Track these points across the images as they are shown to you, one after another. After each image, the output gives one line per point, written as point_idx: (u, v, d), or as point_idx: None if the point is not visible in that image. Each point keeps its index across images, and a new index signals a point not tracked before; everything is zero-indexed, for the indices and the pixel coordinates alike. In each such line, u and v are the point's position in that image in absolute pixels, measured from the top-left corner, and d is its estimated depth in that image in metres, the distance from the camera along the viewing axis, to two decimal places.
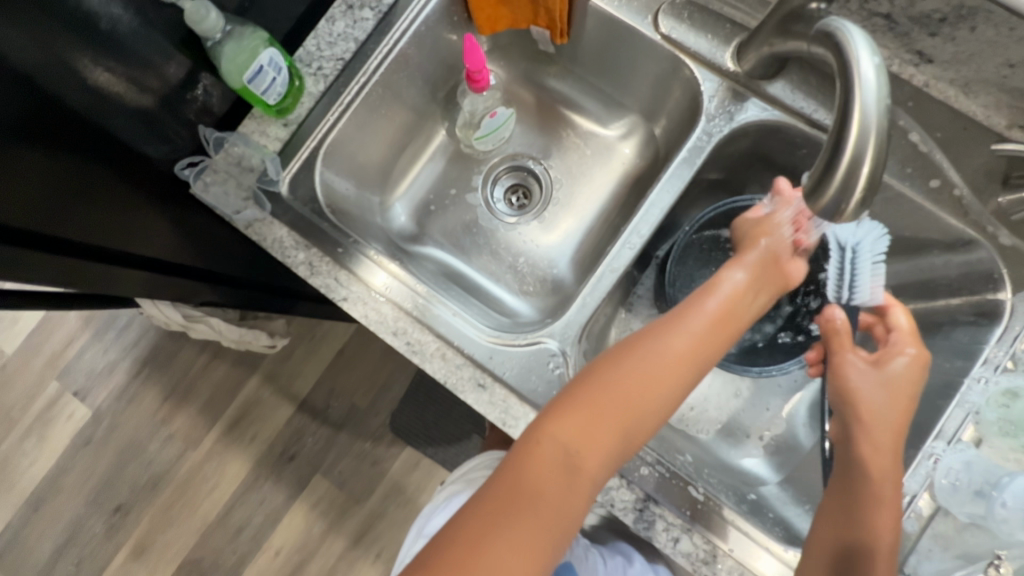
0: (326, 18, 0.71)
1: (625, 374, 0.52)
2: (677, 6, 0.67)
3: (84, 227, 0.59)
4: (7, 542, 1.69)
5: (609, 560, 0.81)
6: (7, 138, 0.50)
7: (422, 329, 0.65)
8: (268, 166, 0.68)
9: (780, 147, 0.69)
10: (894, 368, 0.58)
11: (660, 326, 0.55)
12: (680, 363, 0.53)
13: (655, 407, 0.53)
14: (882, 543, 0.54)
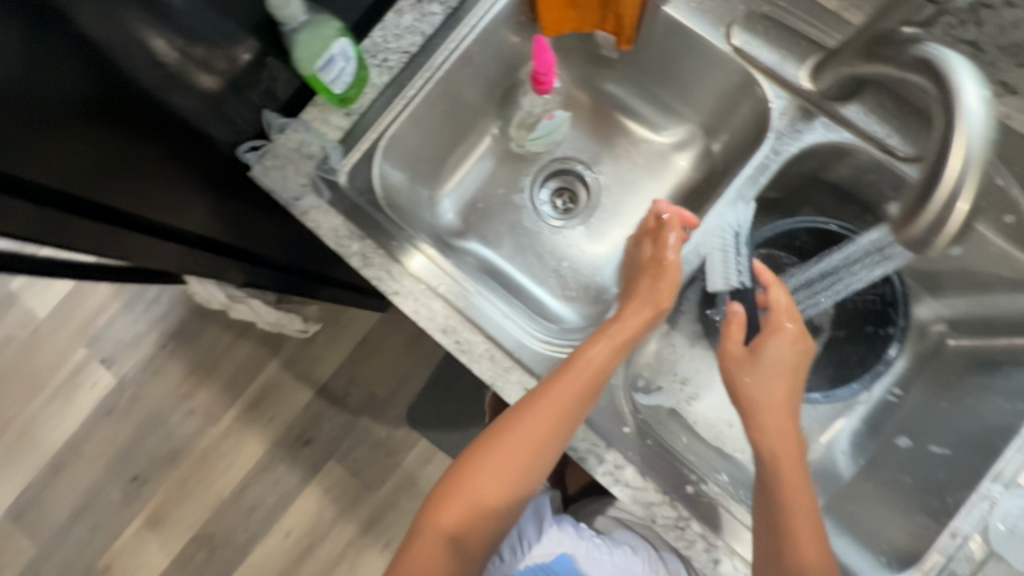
0: (394, 10, 0.71)
1: (504, 445, 0.61)
2: (753, 20, 0.66)
3: (112, 194, 0.58)
4: (28, 501, 1.72)
5: (615, 551, 0.85)
6: (68, 114, 0.50)
7: (471, 329, 0.65)
8: (331, 155, 0.69)
9: (846, 171, 0.67)
10: (772, 350, 0.60)
11: (528, 403, 0.60)
12: (549, 431, 0.59)
13: (539, 459, 0.61)
14: (800, 526, 0.54)
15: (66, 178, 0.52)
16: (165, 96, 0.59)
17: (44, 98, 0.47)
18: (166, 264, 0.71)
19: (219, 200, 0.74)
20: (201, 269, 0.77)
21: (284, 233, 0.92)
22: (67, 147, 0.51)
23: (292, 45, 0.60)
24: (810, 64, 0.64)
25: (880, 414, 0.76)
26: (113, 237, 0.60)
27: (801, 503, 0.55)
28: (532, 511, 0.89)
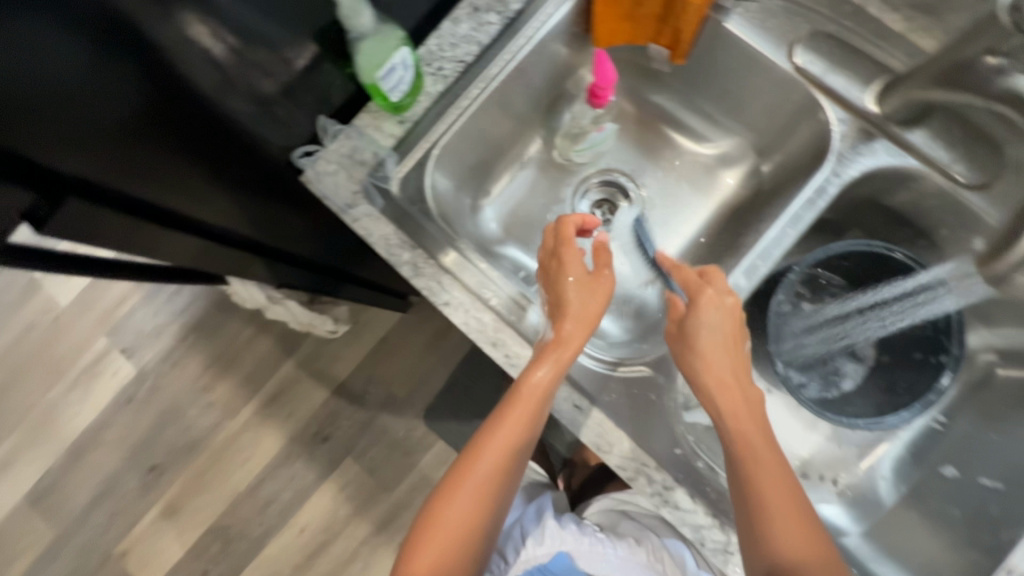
0: (450, 18, 0.70)
1: (468, 489, 0.61)
2: (817, 40, 0.65)
3: (146, 189, 0.56)
4: (45, 488, 1.72)
5: (617, 545, 0.87)
6: (106, 110, 0.47)
7: (521, 343, 0.65)
8: (386, 162, 0.69)
9: (903, 196, 0.67)
10: (706, 327, 0.60)
11: (484, 439, 0.62)
12: (507, 455, 0.62)
13: (502, 487, 0.63)
14: (772, 497, 0.54)
15: (103, 170, 0.50)
16: (218, 100, 0.58)
17: (87, 94, 0.45)
18: (183, 257, 0.68)
19: (253, 202, 0.73)
20: (221, 264, 0.76)
21: (318, 232, 0.92)
22: (106, 140, 0.49)
23: (358, 55, 0.59)
24: (878, 87, 0.63)
25: (924, 442, 0.75)
26: (145, 232, 0.59)
27: (767, 479, 0.55)
28: (534, 511, 0.94)
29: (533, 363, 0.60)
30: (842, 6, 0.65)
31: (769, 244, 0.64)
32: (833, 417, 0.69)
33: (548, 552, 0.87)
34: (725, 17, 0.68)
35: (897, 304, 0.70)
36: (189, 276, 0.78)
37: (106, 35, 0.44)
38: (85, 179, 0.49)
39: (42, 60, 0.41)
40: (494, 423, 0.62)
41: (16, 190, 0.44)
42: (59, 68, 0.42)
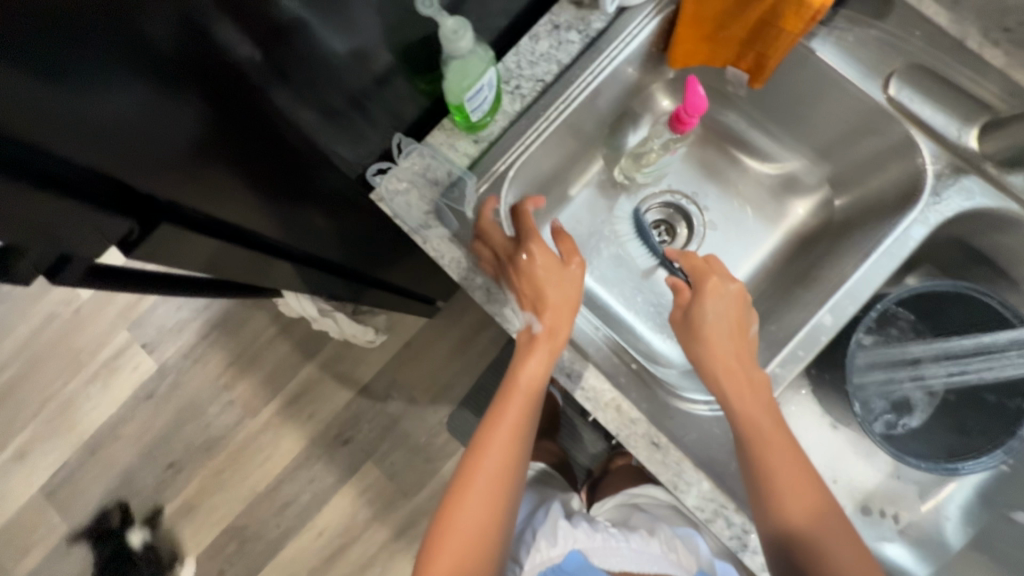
0: (529, 35, 0.68)
1: (478, 483, 0.62)
2: (913, 72, 0.63)
3: (216, 204, 0.53)
4: (60, 479, 1.54)
5: (631, 538, 0.79)
6: (171, 112, 0.42)
7: (599, 376, 0.63)
8: (461, 182, 0.66)
9: (990, 236, 0.65)
10: (710, 311, 0.64)
11: (486, 432, 0.65)
12: (512, 442, 0.64)
13: (512, 479, 0.64)
14: (773, 464, 0.57)
15: (173, 188, 0.47)
16: (293, 114, 0.55)
17: (153, 95, 0.40)
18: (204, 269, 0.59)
19: (305, 215, 0.69)
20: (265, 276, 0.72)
21: (366, 244, 0.88)
22: (178, 157, 0.46)
23: (444, 72, 0.57)
24: (978, 127, 0.62)
25: (994, 484, 0.74)
26: (202, 248, 0.55)
27: (774, 448, 0.58)
28: (543, 512, 0.86)
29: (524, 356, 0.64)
30: (943, 39, 0.63)
31: (857, 283, 0.63)
32: (913, 462, 0.66)
33: (560, 552, 0.78)
34: (816, 46, 0.66)
35: (984, 355, 0.68)
36: (235, 289, 0.72)
37: (186, 48, 0.40)
38: (155, 198, 0.46)
39: (111, 61, 0.36)
40: (496, 413, 0.65)
41: (113, 219, 0.43)
42: (138, 84, 0.39)
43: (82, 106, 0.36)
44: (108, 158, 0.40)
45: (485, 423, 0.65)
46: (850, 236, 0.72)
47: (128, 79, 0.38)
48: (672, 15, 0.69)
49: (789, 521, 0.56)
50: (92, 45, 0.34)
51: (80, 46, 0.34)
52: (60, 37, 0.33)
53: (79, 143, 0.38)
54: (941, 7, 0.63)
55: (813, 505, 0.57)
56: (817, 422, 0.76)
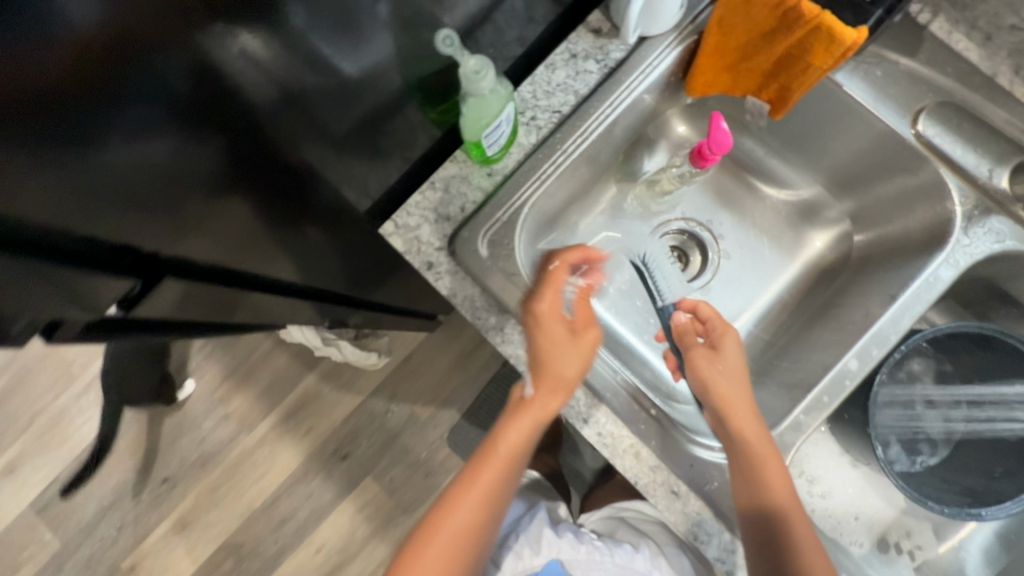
0: (546, 64, 0.66)
1: (443, 542, 0.57)
2: (944, 111, 0.62)
3: (215, 249, 0.51)
4: (50, 496, 1.46)
5: (616, 552, 0.79)
6: (182, 152, 0.40)
7: (617, 423, 0.61)
8: (473, 218, 0.65)
9: (1014, 276, 0.64)
10: (730, 351, 0.65)
11: (460, 486, 0.59)
12: (497, 488, 0.59)
13: (483, 535, 0.59)
14: (792, 521, 0.57)
15: (171, 244, 0.45)
16: (299, 146, 0.52)
17: (166, 138, 0.38)
18: (192, 317, 0.55)
19: (304, 234, 0.64)
20: (254, 312, 0.68)
21: (362, 268, 0.83)
22: (183, 202, 0.43)
23: (461, 107, 0.57)
24: (1009, 167, 0.60)
25: (1014, 526, 0.74)
26: (190, 294, 0.51)
27: (774, 463, 0.58)
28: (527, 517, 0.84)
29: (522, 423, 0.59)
30: (972, 77, 0.62)
31: (884, 326, 0.61)
32: (933, 506, 0.63)
33: (542, 561, 0.78)
34: (842, 80, 0.64)
35: (1014, 407, 0.68)
36: (232, 328, 0.68)
37: (201, 90, 0.38)
38: (157, 246, 0.44)
39: (126, 104, 0.34)
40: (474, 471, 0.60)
41: (116, 280, 0.42)
42: (145, 135, 0.36)
43: (92, 163, 0.34)
44: (108, 209, 0.38)
45: (460, 478, 0.60)
46: (865, 276, 0.70)
47: (141, 124, 0.36)
48: (695, 44, 0.67)
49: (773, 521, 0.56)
50: (104, 96, 0.32)
51: (94, 99, 0.32)
52: (73, 92, 0.31)
53: (82, 200, 0.36)
54: (973, 41, 0.62)
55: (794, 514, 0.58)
56: (837, 460, 0.74)
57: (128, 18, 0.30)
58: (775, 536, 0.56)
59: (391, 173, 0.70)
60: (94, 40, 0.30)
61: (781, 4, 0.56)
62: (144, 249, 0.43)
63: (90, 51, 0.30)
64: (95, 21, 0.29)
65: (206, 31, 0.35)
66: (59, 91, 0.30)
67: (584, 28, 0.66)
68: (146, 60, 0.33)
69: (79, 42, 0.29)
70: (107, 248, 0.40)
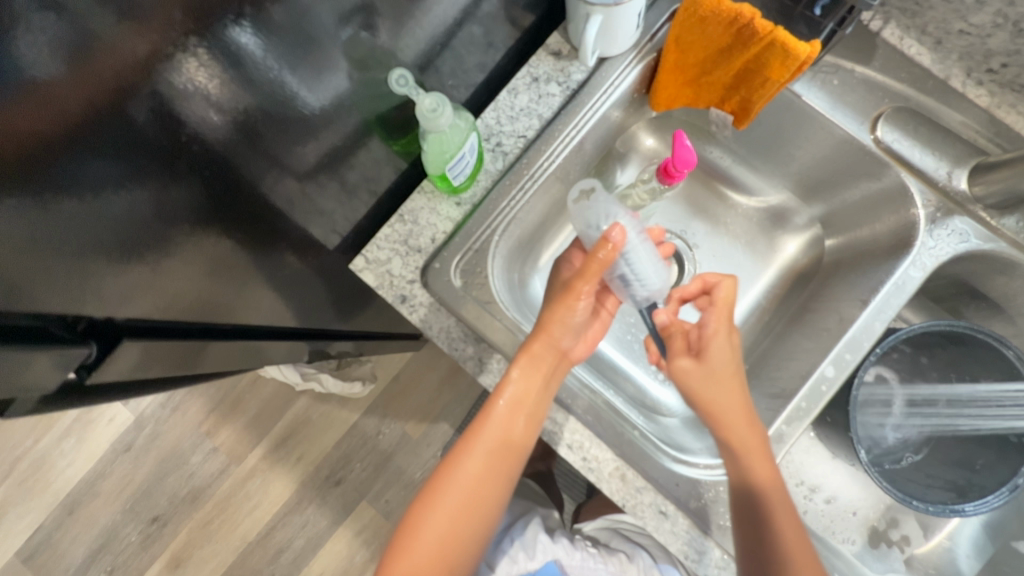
0: (508, 89, 0.66)
1: (441, 514, 0.58)
2: (902, 116, 0.63)
3: (182, 297, 0.49)
4: (36, 544, 1.40)
5: (610, 560, 0.80)
6: (158, 188, 0.40)
7: (601, 446, 0.61)
8: (445, 248, 0.64)
9: (983, 273, 0.64)
10: (717, 357, 0.61)
11: (459, 450, 0.60)
12: (497, 455, 0.59)
13: (484, 512, 0.59)
14: (786, 531, 0.56)
15: (129, 304, 0.44)
16: (261, 180, 0.51)
17: (143, 179, 0.38)
18: (162, 371, 0.53)
19: (279, 268, 0.64)
20: (229, 363, 0.65)
21: (332, 300, 0.81)
22: (163, 232, 0.43)
23: (422, 144, 0.58)
24: (968, 168, 0.61)
25: (1002, 515, 0.74)
26: (154, 355, 0.49)
27: (757, 445, 0.58)
28: (521, 524, 0.85)
29: (512, 377, 0.58)
30: (926, 81, 0.63)
31: (858, 332, 0.62)
32: (918, 505, 0.63)
33: (537, 564, 0.79)
34: (801, 90, 0.64)
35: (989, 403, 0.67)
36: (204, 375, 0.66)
37: (171, 139, 0.39)
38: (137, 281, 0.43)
39: (102, 158, 0.34)
40: (472, 436, 0.60)
41: (77, 347, 0.40)
42: (120, 188, 0.37)
43: (66, 212, 0.34)
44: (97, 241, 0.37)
45: (460, 443, 0.61)
46: (837, 281, 0.70)
47: (117, 179, 0.36)
48: (654, 61, 0.68)
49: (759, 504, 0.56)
50: (72, 143, 0.32)
51: (61, 149, 0.31)
52: (54, 146, 0.31)
53: (59, 252, 0.35)
54: (925, 46, 0.63)
55: (780, 505, 0.57)
56: (827, 461, 0.74)
57: (90, 60, 0.30)
58: (766, 525, 0.56)
59: (359, 206, 0.70)
60: (66, 94, 0.30)
61: (734, 21, 0.56)
62: (97, 315, 0.42)
63: (57, 99, 0.30)
64: (52, 65, 0.29)
65: (163, 64, 0.35)
66: (27, 145, 0.30)
67: (544, 51, 0.66)
68: (111, 100, 0.33)
69: (43, 92, 0.29)
70: (58, 323, 0.39)
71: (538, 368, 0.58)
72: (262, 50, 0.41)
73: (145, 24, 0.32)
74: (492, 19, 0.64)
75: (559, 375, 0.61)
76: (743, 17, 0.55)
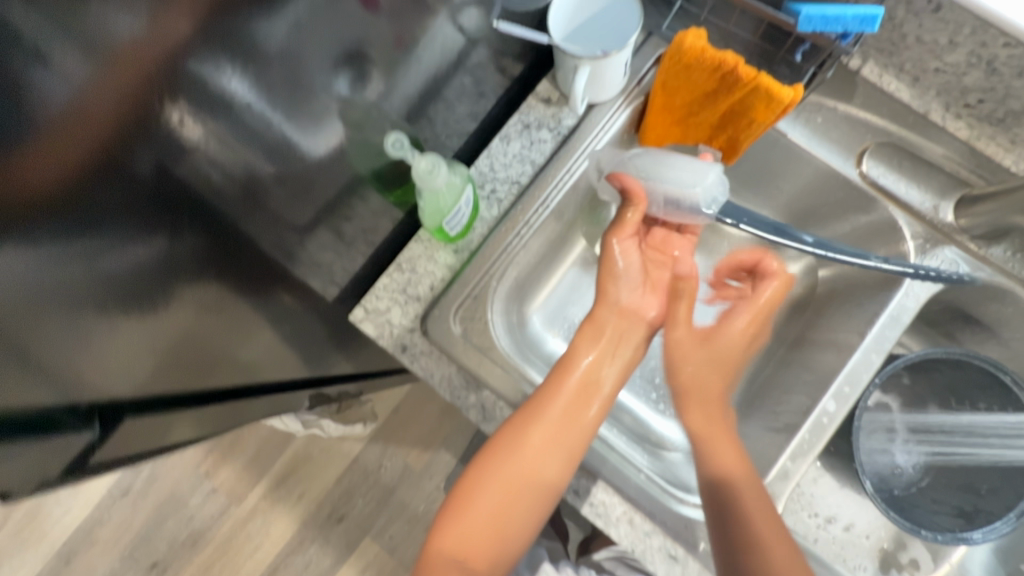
0: (500, 137, 0.67)
1: (491, 488, 0.55)
2: (886, 151, 0.64)
3: (182, 342, 0.50)
4: None
5: None
6: (161, 229, 0.40)
7: (607, 491, 0.61)
8: (442, 296, 0.65)
9: (978, 300, 0.65)
10: (723, 347, 0.64)
11: (524, 416, 0.58)
12: (567, 427, 0.57)
13: (539, 493, 0.56)
14: (766, 529, 0.53)
15: (118, 362, 0.44)
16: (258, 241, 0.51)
17: (155, 215, 0.38)
18: (150, 427, 0.53)
19: (273, 319, 0.64)
20: (216, 419, 0.66)
21: (332, 345, 0.81)
22: (174, 289, 0.44)
23: (418, 199, 0.59)
24: (953, 201, 0.63)
25: (1012, 539, 0.74)
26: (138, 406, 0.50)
27: (728, 447, 0.58)
28: (527, 559, 0.84)
29: (583, 347, 0.61)
30: (907, 117, 0.65)
31: (857, 365, 0.62)
32: (926, 534, 0.63)
33: None
34: (785, 128, 0.66)
35: (988, 430, 0.68)
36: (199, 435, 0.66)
37: (175, 194, 0.39)
38: (145, 332, 0.44)
39: (114, 195, 0.34)
40: (536, 408, 0.58)
41: (74, 433, 0.43)
42: (129, 226, 0.37)
43: (74, 246, 0.34)
44: (108, 271, 0.37)
45: (515, 417, 0.58)
46: (831, 312, 0.71)
47: (122, 217, 0.36)
48: (643, 104, 0.69)
49: (727, 496, 0.55)
50: (76, 205, 0.33)
51: (67, 211, 0.32)
52: (61, 199, 0.31)
53: (70, 251, 0.34)
54: (903, 82, 0.65)
55: (752, 499, 0.55)
56: (839, 493, 0.74)
57: (93, 131, 0.31)
58: (730, 518, 0.54)
59: (357, 256, 0.71)
60: (70, 154, 0.31)
61: (718, 68, 0.58)
62: (96, 377, 0.43)
63: (63, 161, 0.30)
64: (61, 134, 0.30)
65: (166, 127, 0.35)
66: (41, 195, 0.30)
67: (533, 99, 0.68)
68: (111, 167, 0.33)
69: (46, 158, 0.30)
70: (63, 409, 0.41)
71: (608, 331, 0.63)
72: (251, 122, 0.42)
73: (148, 94, 0.33)
74: (482, 69, 0.66)
75: (627, 341, 0.63)
76: (726, 63, 0.57)
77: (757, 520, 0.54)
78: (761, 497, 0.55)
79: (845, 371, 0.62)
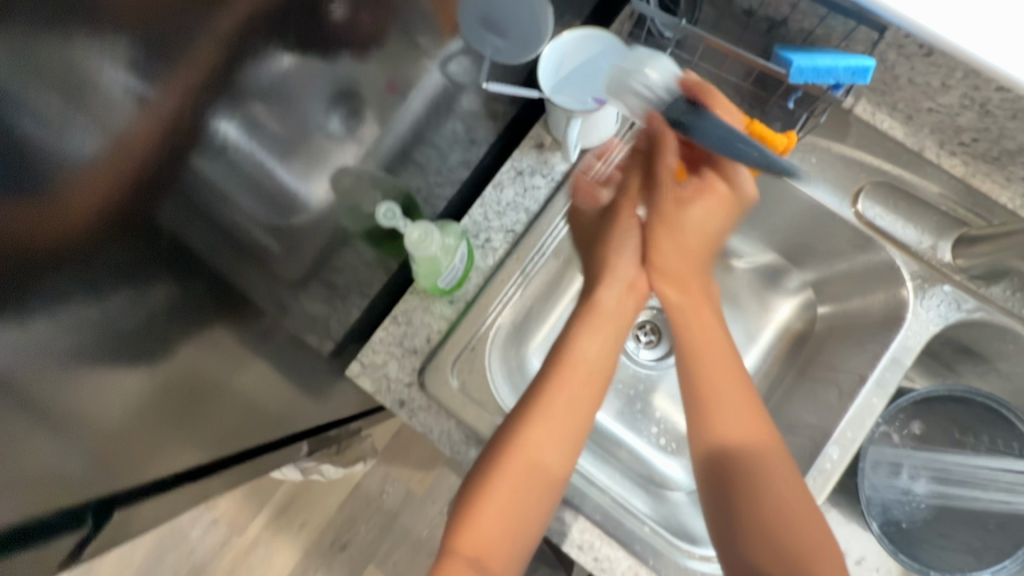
0: (494, 184, 0.67)
1: (497, 488, 0.51)
2: (882, 191, 0.64)
3: (187, 384, 0.49)
4: None
5: None
6: (164, 276, 0.39)
7: (612, 545, 0.60)
8: (439, 348, 0.64)
9: (979, 337, 0.65)
10: (694, 213, 0.55)
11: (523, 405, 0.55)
12: (570, 417, 0.54)
13: (547, 492, 0.52)
14: (796, 502, 0.50)
15: (123, 408, 0.43)
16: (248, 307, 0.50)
17: (157, 264, 0.38)
18: (150, 477, 0.52)
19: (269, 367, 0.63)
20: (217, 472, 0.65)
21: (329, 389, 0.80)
22: (175, 338, 0.44)
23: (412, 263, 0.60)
24: (951, 240, 0.62)
25: None
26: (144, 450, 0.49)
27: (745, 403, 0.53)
28: None
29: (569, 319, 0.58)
30: (901, 155, 0.65)
31: (860, 409, 0.61)
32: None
33: None
34: None
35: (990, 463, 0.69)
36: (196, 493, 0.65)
37: (178, 248, 0.39)
38: (151, 376, 0.44)
39: (118, 246, 0.34)
40: (532, 399, 0.54)
41: (68, 535, 0.42)
42: (130, 277, 0.36)
43: (77, 296, 0.33)
44: (111, 318, 0.37)
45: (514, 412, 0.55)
46: (831, 348, 0.70)
47: (126, 269, 0.35)
48: None
49: (738, 460, 0.52)
50: (79, 258, 0.32)
51: (68, 264, 0.31)
52: (66, 250, 0.31)
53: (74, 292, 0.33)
54: (896, 120, 0.65)
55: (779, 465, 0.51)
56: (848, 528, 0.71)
57: (94, 193, 0.31)
58: (756, 485, 0.50)
59: (352, 307, 0.70)
60: (74, 209, 0.30)
61: None
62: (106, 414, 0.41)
63: (65, 217, 0.30)
64: (61, 194, 0.29)
65: (163, 193, 0.35)
66: (48, 238, 0.29)
67: (526, 145, 0.67)
68: (112, 224, 0.33)
69: (47, 209, 0.29)
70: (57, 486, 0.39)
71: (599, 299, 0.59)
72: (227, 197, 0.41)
73: (145, 150, 0.32)
74: (473, 116, 0.65)
75: (621, 311, 0.59)
76: None
77: (776, 491, 0.50)
78: (784, 468, 0.51)
79: (846, 416, 0.61)
